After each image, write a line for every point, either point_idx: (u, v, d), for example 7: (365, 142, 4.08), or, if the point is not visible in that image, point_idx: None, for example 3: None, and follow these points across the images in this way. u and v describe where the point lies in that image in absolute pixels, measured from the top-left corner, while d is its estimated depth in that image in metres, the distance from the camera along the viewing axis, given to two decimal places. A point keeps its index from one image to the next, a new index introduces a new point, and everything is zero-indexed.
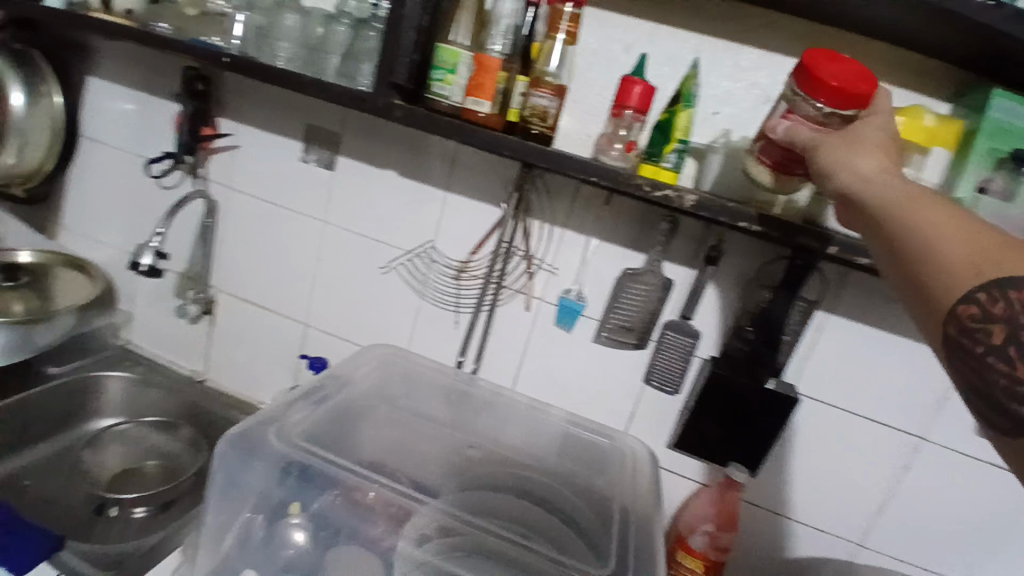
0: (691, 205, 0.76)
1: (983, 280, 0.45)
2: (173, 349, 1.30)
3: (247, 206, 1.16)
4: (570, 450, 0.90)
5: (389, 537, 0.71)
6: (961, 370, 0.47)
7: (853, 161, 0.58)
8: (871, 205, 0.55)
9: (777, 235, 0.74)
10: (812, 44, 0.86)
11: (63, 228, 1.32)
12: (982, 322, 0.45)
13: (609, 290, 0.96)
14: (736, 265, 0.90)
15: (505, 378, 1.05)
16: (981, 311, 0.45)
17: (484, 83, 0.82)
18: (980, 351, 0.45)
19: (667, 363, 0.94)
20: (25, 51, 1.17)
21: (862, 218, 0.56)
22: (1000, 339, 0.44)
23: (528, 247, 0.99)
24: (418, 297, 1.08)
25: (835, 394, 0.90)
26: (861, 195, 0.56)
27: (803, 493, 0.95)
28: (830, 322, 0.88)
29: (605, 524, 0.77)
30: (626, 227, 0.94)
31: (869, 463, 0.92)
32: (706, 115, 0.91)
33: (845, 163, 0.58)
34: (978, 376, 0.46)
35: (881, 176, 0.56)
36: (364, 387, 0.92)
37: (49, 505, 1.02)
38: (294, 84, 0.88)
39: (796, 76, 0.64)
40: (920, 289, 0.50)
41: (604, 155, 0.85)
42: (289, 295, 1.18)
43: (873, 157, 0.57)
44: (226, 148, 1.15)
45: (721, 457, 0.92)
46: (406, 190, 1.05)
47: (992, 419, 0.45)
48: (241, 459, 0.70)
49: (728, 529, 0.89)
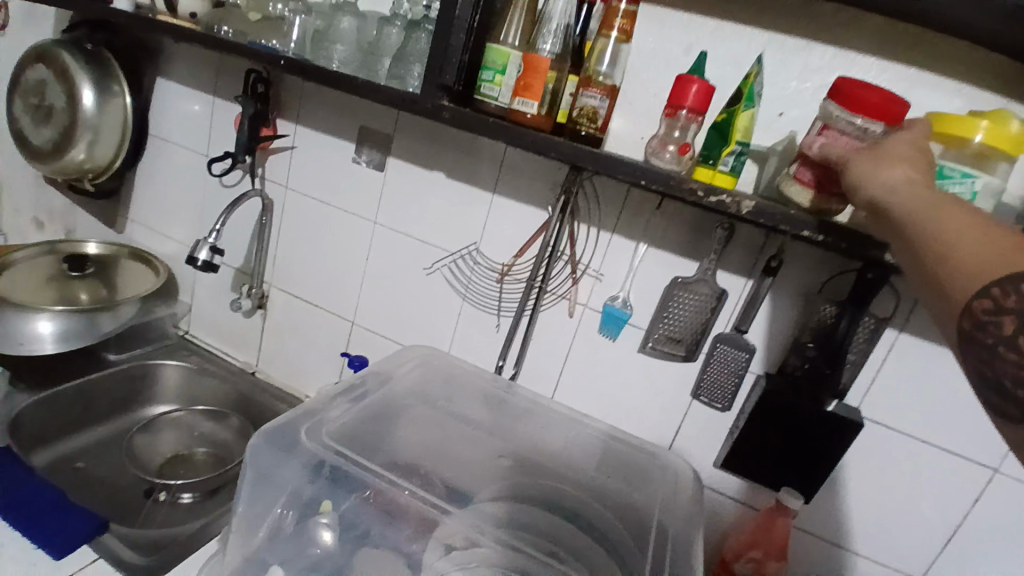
0: (748, 212, 0.70)
1: (995, 275, 0.43)
2: (227, 341, 1.34)
3: (299, 205, 1.19)
4: (609, 464, 0.86)
5: (416, 546, 0.70)
6: (974, 364, 0.44)
7: (880, 170, 0.56)
8: (892, 211, 0.53)
9: (844, 246, 0.68)
10: (896, 40, 0.79)
11: (133, 222, 1.39)
12: (997, 315, 0.42)
13: (658, 298, 0.91)
14: (797, 277, 0.84)
15: (544, 386, 1.02)
16: (995, 304, 0.42)
17: (532, 84, 0.79)
18: (991, 343, 0.43)
19: (718, 378, 0.89)
20: (97, 53, 1.23)
21: (885, 221, 0.54)
22: (1011, 330, 0.41)
23: (573, 251, 0.96)
24: (461, 300, 1.07)
25: (907, 422, 0.82)
26: (886, 199, 0.54)
27: (867, 528, 0.87)
28: (903, 343, 0.80)
29: (643, 547, 0.73)
30: (677, 234, 0.89)
31: (944, 501, 0.82)
32: (770, 116, 0.85)
33: (872, 172, 0.56)
34: (996, 375, 0.43)
35: (907, 181, 0.54)
36: (402, 387, 0.91)
37: (105, 486, 1.07)
38: (345, 86, 0.88)
39: (834, 97, 0.66)
40: (936, 286, 0.47)
41: (656, 159, 0.81)
42: (336, 293, 1.19)
43: (901, 165, 0.56)
44: (283, 148, 1.18)
45: (773, 481, 0.86)
46: (453, 191, 1.04)
47: (1004, 410, 0.43)
48: (275, 455, 0.71)
49: (777, 560, 0.82)
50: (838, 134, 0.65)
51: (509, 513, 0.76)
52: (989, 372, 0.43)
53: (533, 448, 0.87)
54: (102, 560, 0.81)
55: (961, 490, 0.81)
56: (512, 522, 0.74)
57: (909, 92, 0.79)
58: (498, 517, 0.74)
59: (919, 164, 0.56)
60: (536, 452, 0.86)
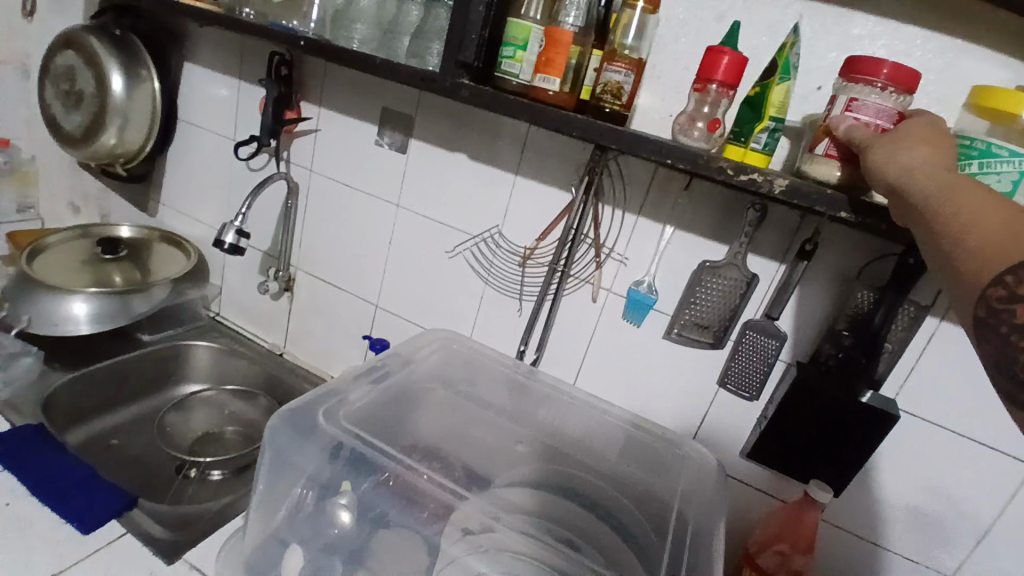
0: (781, 191, 0.67)
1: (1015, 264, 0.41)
2: (255, 323, 1.36)
3: (323, 188, 1.19)
4: (631, 452, 0.84)
5: (434, 529, 0.69)
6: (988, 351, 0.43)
7: (900, 151, 0.54)
8: (911, 196, 0.51)
9: (885, 228, 0.64)
10: (951, 3, 0.72)
11: (165, 206, 1.42)
12: (1011, 304, 0.41)
13: (684, 282, 0.88)
14: (833, 261, 0.79)
15: (566, 371, 1.00)
16: (1010, 293, 0.41)
17: (554, 59, 0.76)
18: (1004, 331, 0.42)
19: (746, 365, 0.85)
20: (125, 37, 1.24)
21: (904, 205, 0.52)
22: None
23: (597, 234, 0.93)
24: (482, 283, 1.05)
25: (949, 414, 0.77)
26: (905, 182, 0.52)
27: (904, 525, 0.83)
28: (947, 331, 0.75)
29: (664, 537, 0.71)
30: (706, 215, 0.85)
31: (988, 498, 0.78)
32: (807, 90, 0.80)
33: (889, 154, 0.54)
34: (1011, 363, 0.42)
35: (926, 162, 0.51)
36: (421, 371, 0.90)
37: (139, 462, 1.11)
38: (365, 65, 0.86)
39: (853, 73, 0.66)
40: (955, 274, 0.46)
41: (684, 137, 0.77)
42: (360, 276, 1.20)
43: (920, 145, 0.53)
44: (306, 131, 1.17)
45: (802, 473, 0.82)
46: (475, 173, 1.02)
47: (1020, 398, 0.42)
48: (293, 436, 0.71)
49: (804, 554, 0.79)
50: (867, 107, 0.64)
51: (528, 500, 0.75)
52: (1001, 358, 0.42)
53: (554, 435, 0.86)
54: (132, 535, 0.83)
55: (1011, 488, 0.76)
56: (531, 508, 0.73)
57: (965, 60, 0.73)
58: (516, 504, 0.73)
59: (943, 148, 0.53)
60: (556, 439, 0.85)
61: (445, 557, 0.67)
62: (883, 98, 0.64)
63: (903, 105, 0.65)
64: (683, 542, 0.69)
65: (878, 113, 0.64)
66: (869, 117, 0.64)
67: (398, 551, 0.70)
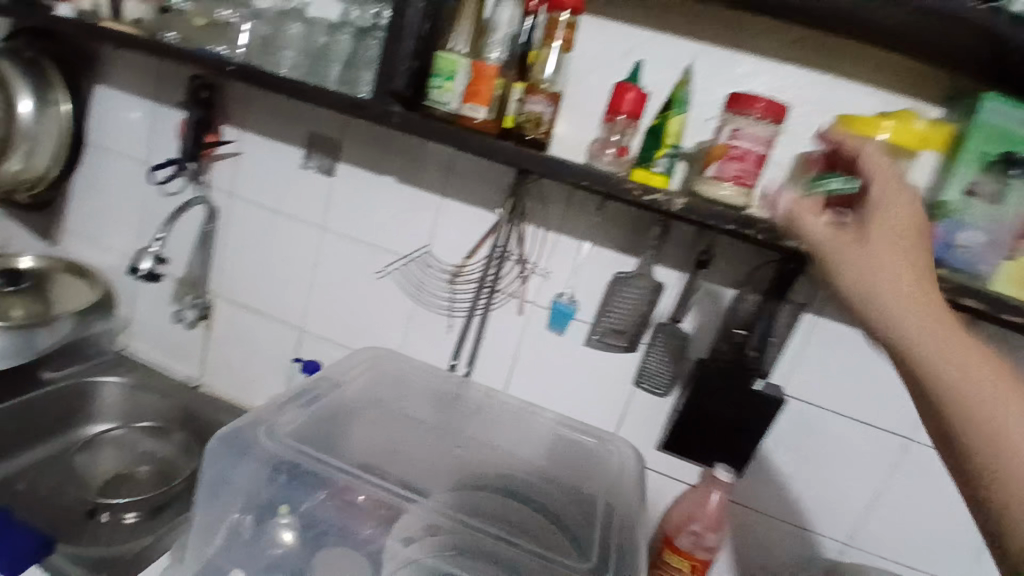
0: (679, 207, 0.77)
1: None
2: (170, 354, 1.30)
3: (246, 212, 1.18)
4: (559, 450, 0.91)
5: (378, 537, 0.72)
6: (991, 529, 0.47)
7: (873, 281, 0.56)
8: (901, 350, 0.54)
9: (766, 238, 0.75)
10: (807, 52, 0.87)
11: (67, 234, 1.34)
12: None
13: (602, 292, 0.97)
14: (726, 268, 0.91)
15: (495, 382, 1.06)
16: None
17: (480, 91, 0.82)
18: None
19: (658, 364, 0.94)
20: (37, 61, 1.18)
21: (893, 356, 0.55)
22: None
23: (521, 251, 1.00)
24: (412, 301, 1.09)
25: (825, 396, 0.90)
26: (889, 330, 0.55)
27: (796, 497, 0.95)
28: (820, 325, 0.88)
29: (596, 524, 0.78)
30: (618, 231, 0.95)
31: (858, 466, 0.91)
32: (700, 120, 0.91)
33: (865, 278, 0.57)
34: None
35: (907, 304, 0.54)
36: (355, 388, 0.93)
37: (42, 510, 1.03)
38: (295, 92, 0.89)
39: (734, 107, 0.77)
40: (974, 464, 0.48)
41: (596, 161, 0.87)
42: (286, 299, 1.19)
43: (897, 279, 0.56)
44: (228, 155, 1.17)
45: (708, 456, 0.92)
46: (403, 195, 1.06)
47: None
48: (229, 458, 0.72)
49: (714, 531, 0.88)
50: (747, 135, 0.76)
51: (468, 501, 0.79)
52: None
53: (487, 442, 0.91)
54: None
55: (876, 456, 0.90)
56: (472, 509, 0.77)
57: (820, 98, 0.87)
58: (459, 506, 0.77)
59: (909, 257, 0.57)
60: (489, 445, 0.90)
61: (390, 562, 0.70)
62: (757, 126, 0.76)
63: (772, 132, 0.77)
64: (611, 531, 0.76)
65: (756, 140, 0.77)
66: (750, 143, 0.76)
67: (341, 563, 0.71)
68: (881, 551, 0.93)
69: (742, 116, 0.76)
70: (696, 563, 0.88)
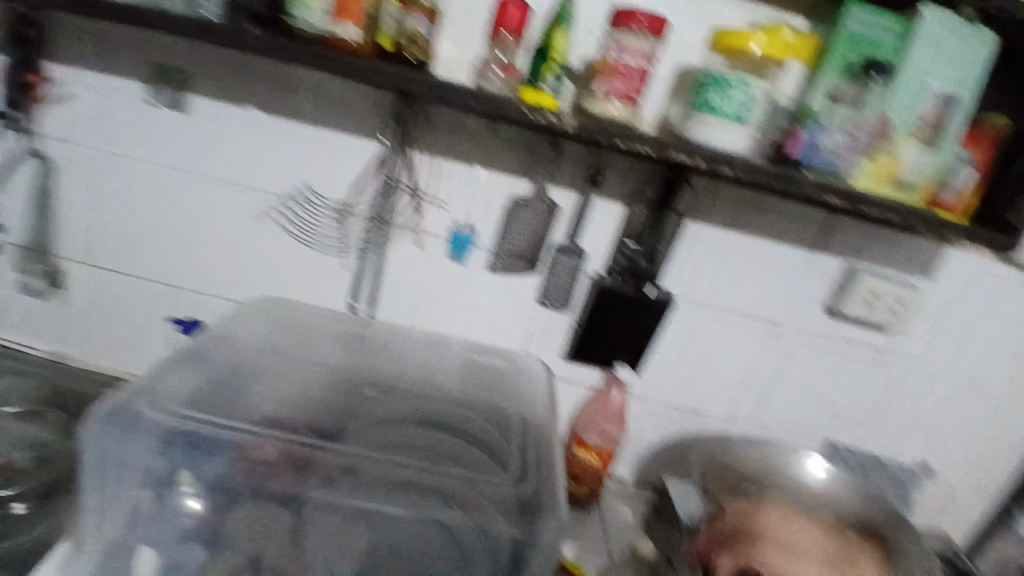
0: (573, 131, 0.76)
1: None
2: (21, 331, 1.14)
3: (89, 160, 1.02)
4: (471, 375, 0.92)
5: (296, 487, 0.70)
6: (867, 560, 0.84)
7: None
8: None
9: (655, 154, 0.77)
10: None
11: None
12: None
13: (499, 217, 0.96)
14: (617, 182, 0.93)
15: (401, 317, 1.04)
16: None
17: (351, 6, 0.76)
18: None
19: (557, 281, 0.97)
20: None
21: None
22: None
23: (414, 181, 0.96)
24: (301, 244, 1.02)
25: (709, 296, 0.98)
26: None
27: (690, 390, 1.03)
28: (703, 233, 0.95)
29: (513, 448, 0.81)
30: (511, 151, 0.93)
31: (740, 354, 1.01)
32: (584, 36, 0.90)
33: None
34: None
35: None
36: (249, 341, 0.87)
37: None
38: (127, 14, 0.75)
39: (620, 24, 0.78)
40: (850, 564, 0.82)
41: (483, 81, 0.83)
42: (154, 255, 1.07)
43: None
44: (54, 95, 0.99)
45: (608, 357, 0.99)
46: (275, 129, 0.97)
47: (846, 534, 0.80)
48: (115, 435, 0.67)
49: (618, 423, 0.98)
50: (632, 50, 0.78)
51: (382, 441, 0.79)
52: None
53: (395, 379, 0.90)
54: None
55: (754, 343, 1.00)
56: (389, 450, 0.77)
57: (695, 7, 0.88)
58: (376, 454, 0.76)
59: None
60: (400, 381, 0.90)
61: (312, 508, 0.70)
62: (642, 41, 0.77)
63: (654, 49, 0.79)
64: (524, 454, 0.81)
65: (638, 55, 0.78)
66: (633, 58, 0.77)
67: (259, 520, 0.69)
68: (760, 425, 1.06)
69: (625, 32, 0.77)
70: (604, 455, 0.96)
